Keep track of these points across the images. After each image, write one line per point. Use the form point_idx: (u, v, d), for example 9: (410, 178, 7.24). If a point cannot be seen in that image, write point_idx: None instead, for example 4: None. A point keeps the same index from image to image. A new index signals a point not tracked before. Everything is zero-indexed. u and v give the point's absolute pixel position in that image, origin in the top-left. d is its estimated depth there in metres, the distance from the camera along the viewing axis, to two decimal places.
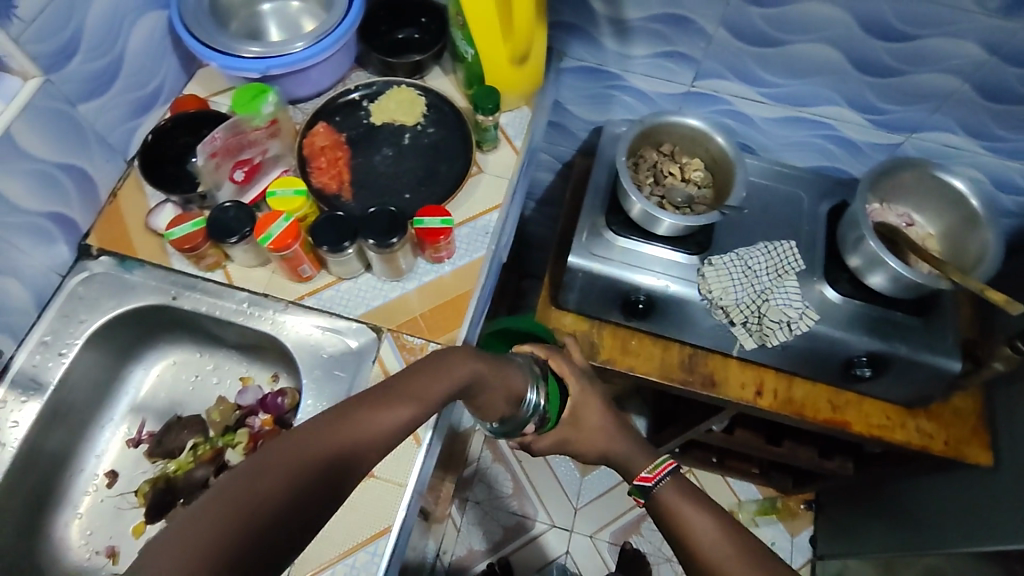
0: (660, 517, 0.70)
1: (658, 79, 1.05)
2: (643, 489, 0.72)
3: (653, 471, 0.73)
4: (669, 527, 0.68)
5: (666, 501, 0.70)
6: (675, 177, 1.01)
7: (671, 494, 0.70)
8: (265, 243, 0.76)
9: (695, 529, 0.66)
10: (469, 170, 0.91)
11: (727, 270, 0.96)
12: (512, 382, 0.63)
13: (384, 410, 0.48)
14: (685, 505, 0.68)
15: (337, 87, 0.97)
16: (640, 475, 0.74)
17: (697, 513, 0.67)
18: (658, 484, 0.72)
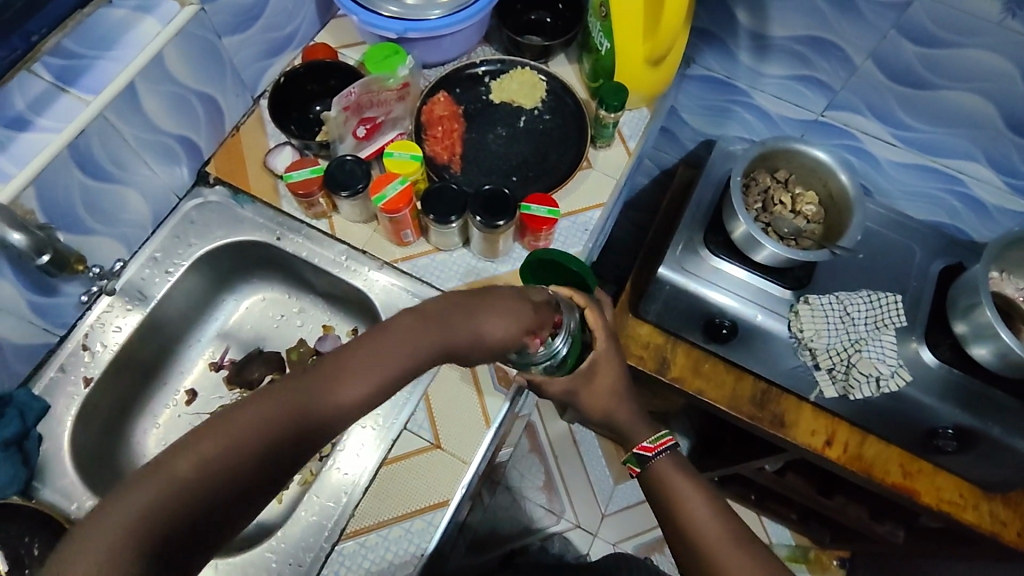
0: (653, 485, 0.72)
1: (786, 102, 1.01)
2: (640, 457, 0.73)
3: (653, 443, 0.74)
4: (661, 498, 0.70)
5: (661, 472, 0.71)
6: (785, 207, 0.98)
7: (669, 467, 0.71)
8: (378, 204, 0.77)
9: (690, 505, 0.68)
10: (579, 165, 0.90)
11: (824, 313, 0.92)
12: (484, 329, 0.48)
13: (348, 384, 0.43)
14: (681, 478, 0.70)
15: (463, 59, 0.97)
16: (641, 444, 0.74)
17: (693, 487, 0.69)
18: (657, 456, 0.73)
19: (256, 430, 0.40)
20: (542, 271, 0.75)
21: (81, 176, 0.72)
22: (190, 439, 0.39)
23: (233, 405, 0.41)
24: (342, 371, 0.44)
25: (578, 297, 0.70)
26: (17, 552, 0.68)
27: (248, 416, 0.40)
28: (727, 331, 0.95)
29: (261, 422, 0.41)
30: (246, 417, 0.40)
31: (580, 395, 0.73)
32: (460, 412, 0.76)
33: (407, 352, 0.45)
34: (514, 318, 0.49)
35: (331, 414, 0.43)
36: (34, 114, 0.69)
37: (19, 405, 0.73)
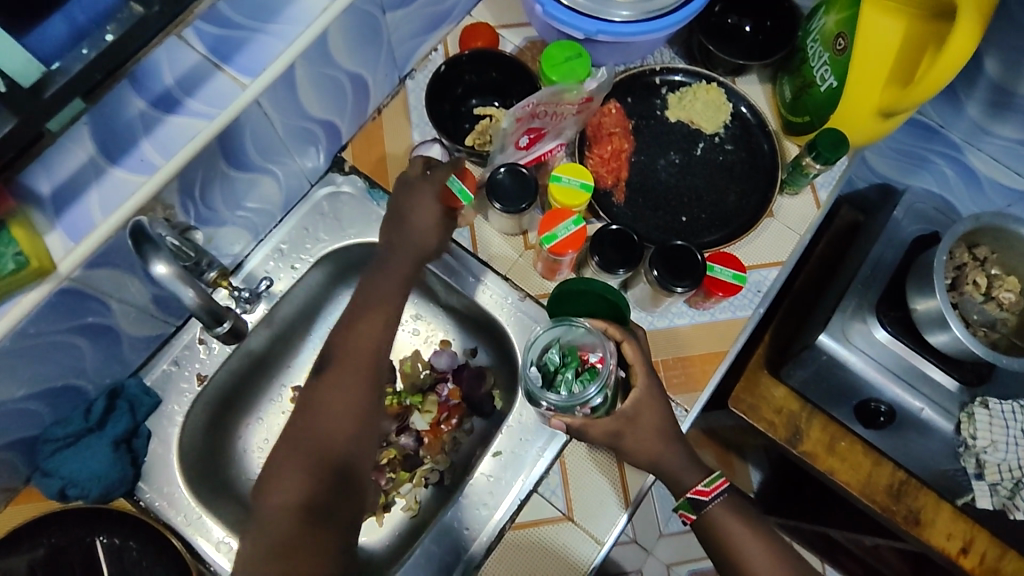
0: (709, 538, 0.65)
1: (1004, 166, 0.85)
2: (696, 503, 0.64)
3: (708, 485, 0.65)
4: (720, 552, 0.64)
5: (719, 524, 0.64)
6: (977, 288, 0.85)
7: (728, 515, 0.64)
8: (546, 244, 0.67)
9: (752, 560, 0.63)
10: (764, 214, 0.78)
11: (1004, 422, 0.81)
12: (413, 216, 0.69)
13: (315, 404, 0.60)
14: (738, 530, 0.64)
15: (640, 61, 0.84)
16: (694, 487, 0.65)
17: (754, 541, 0.63)
18: (713, 501, 0.64)
19: (343, 404, 0.60)
20: (570, 301, 0.69)
21: (223, 165, 0.63)
22: (280, 457, 0.58)
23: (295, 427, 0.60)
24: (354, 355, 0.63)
25: (612, 331, 0.66)
26: (121, 562, 0.64)
27: (324, 398, 0.60)
28: (882, 419, 0.85)
29: (351, 401, 0.60)
30: (336, 402, 0.60)
31: (651, 447, 0.65)
32: (596, 481, 0.69)
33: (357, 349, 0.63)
34: (433, 202, 0.70)
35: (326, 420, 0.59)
36: (184, 94, 0.60)
37: (131, 399, 0.69)
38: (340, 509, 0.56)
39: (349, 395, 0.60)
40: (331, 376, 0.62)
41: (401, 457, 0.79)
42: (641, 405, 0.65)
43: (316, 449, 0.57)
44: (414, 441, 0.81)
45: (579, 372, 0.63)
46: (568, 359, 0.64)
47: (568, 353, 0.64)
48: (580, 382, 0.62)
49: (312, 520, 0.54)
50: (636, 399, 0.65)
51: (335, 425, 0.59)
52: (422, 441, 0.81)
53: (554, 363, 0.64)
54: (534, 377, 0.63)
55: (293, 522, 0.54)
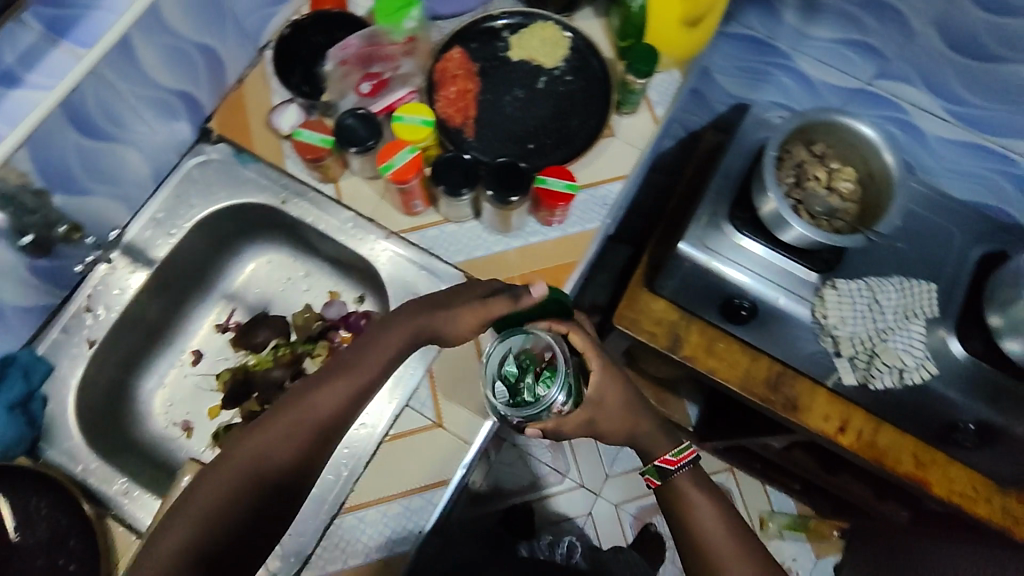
0: (670, 503, 0.69)
1: (830, 67, 0.93)
2: (661, 471, 0.70)
3: (674, 455, 0.70)
4: (677, 518, 0.68)
5: (679, 490, 0.69)
6: (819, 182, 0.91)
7: (687, 486, 0.69)
8: (386, 173, 0.73)
9: (703, 526, 0.66)
10: (602, 133, 0.84)
11: (851, 299, 0.89)
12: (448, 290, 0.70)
13: (311, 398, 0.60)
14: (694, 498, 0.68)
15: (480, 9, 0.90)
16: (663, 457, 0.70)
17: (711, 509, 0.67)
18: (679, 470, 0.69)
19: (313, 433, 0.59)
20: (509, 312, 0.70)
21: (73, 134, 0.68)
22: (258, 430, 0.58)
23: (248, 426, 0.59)
24: (327, 388, 0.61)
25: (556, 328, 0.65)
26: (24, 512, 0.69)
27: (297, 420, 0.59)
28: (746, 312, 0.93)
29: (334, 397, 0.61)
30: (317, 398, 0.61)
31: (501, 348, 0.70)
32: (463, 393, 0.76)
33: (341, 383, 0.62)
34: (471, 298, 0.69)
35: (317, 416, 0.60)
36: (24, 70, 0.64)
37: (22, 367, 0.72)
38: (276, 504, 0.57)
39: (325, 429, 0.60)
40: (331, 379, 0.62)
41: None
42: (605, 388, 0.67)
43: (262, 460, 0.57)
44: None
45: (539, 374, 0.62)
46: (525, 365, 0.62)
47: (523, 360, 0.62)
48: (542, 382, 0.61)
49: (253, 506, 0.55)
50: (599, 384, 0.67)
51: (296, 438, 0.58)
52: None
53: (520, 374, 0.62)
54: (499, 392, 0.62)
55: (231, 498, 0.55)
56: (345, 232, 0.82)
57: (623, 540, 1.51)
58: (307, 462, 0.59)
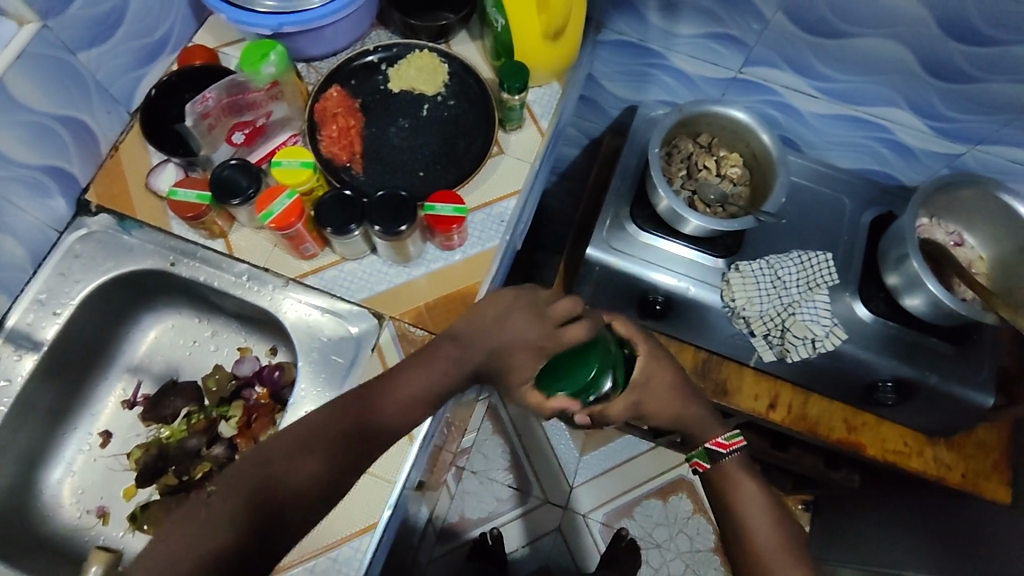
0: (718, 487, 0.69)
1: (703, 62, 0.96)
2: (713, 453, 0.70)
3: (727, 440, 0.70)
4: (723, 505, 0.68)
5: (730, 477, 0.69)
6: (710, 171, 0.94)
7: (739, 474, 0.69)
8: (266, 222, 0.73)
9: (750, 515, 0.66)
10: (489, 152, 0.85)
11: (754, 278, 0.91)
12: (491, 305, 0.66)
13: (347, 413, 0.61)
14: (745, 485, 0.68)
15: (355, 46, 0.90)
16: (714, 439, 0.70)
17: (760, 501, 0.67)
18: (729, 454, 0.70)
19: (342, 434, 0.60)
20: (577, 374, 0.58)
21: None
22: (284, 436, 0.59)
23: (268, 438, 0.59)
24: (372, 395, 0.62)
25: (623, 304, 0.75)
26: None
27: (327, 421, 0.60)
28: (660, 307, 0.95)
29: (375, 407, 0.62)
30: (352, 408, 0.61)
31: None
32: None
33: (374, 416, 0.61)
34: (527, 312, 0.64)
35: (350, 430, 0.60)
36: None
37: None
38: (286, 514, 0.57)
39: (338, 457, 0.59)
40: (378, 386, 0.63)
41: (216, 468, 0.81)
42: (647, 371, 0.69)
43: (278, 463, 0.58)
44: (226, 448, 0.82)
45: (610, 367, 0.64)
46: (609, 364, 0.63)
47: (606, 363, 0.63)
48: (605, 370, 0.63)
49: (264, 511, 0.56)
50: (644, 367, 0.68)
51: (318, 445, 0.59)
52: (236, 447, 0.82)
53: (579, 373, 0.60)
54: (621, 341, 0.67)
55: (241, 504, 0.56)
56: (245, 286, 0.80)
57: (596, 551, 1.50)
58: (327, 474, 0.59)
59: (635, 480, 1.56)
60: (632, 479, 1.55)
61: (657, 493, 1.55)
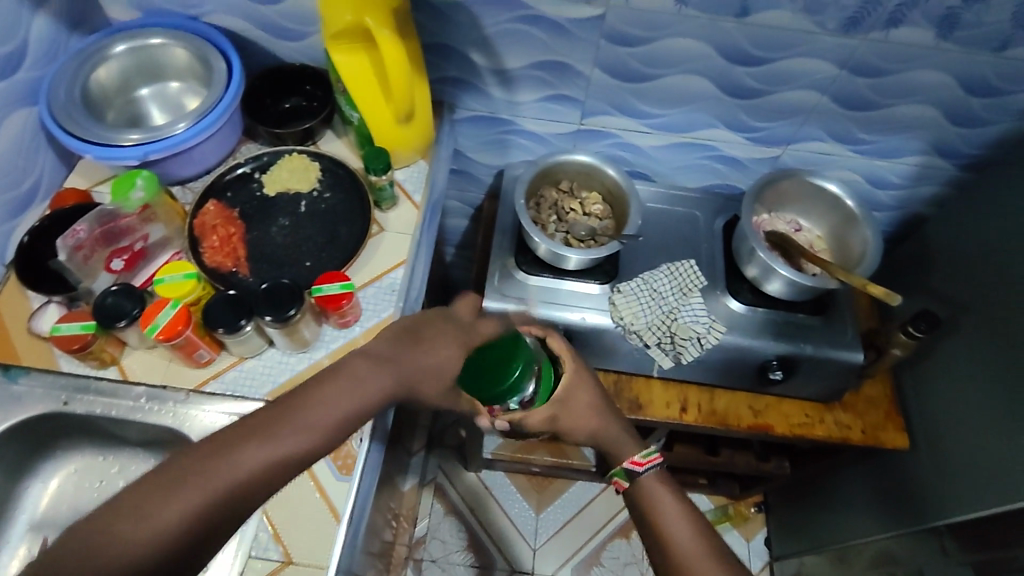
0: (639, 501, 0.75)
1: (548, 121, 1.09)
2: (631, 472, 0.76)
3: (642, 458, 0.77)
4: (644, 519, 0.73)
5: (647, 489, 0.75)
6: (577, 211, 1.04)
7: (656, 485, 0.75)
8: (152, 334, 0.75)
9: (669, 523, 0.71)
10: (370, 231, 0.91)
11: (635, 296, 0.99)
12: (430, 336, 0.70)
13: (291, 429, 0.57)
14: (660, 492, 0.74)
15: (226, 161, 0.96)
16: (630, 459, 0.78)
17: (676, 511, 0.72)
18: (647, 470, 0.76)
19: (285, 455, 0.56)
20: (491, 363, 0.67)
21: None
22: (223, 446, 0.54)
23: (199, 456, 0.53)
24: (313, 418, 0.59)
25: (538, 330, 0.83)
26: None
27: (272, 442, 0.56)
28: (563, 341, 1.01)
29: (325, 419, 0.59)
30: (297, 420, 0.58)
31: None
32: (306, 517, 0.73)
33: (274, 445, 0.56)
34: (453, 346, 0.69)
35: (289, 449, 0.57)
36: None
37: None
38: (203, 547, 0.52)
39: (249, 491, 0.54)
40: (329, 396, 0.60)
41: None
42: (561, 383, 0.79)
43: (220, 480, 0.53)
44: None
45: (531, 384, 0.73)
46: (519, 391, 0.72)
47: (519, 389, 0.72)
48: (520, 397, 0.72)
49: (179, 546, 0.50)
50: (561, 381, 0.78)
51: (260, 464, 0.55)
52: None
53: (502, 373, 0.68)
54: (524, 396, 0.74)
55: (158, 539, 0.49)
56: (145, 408, 0.79)
57: None
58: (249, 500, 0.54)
59: (595, 525, 1.56)
60: (593, 524, 1.56)
61: (619, 532, 1.56)
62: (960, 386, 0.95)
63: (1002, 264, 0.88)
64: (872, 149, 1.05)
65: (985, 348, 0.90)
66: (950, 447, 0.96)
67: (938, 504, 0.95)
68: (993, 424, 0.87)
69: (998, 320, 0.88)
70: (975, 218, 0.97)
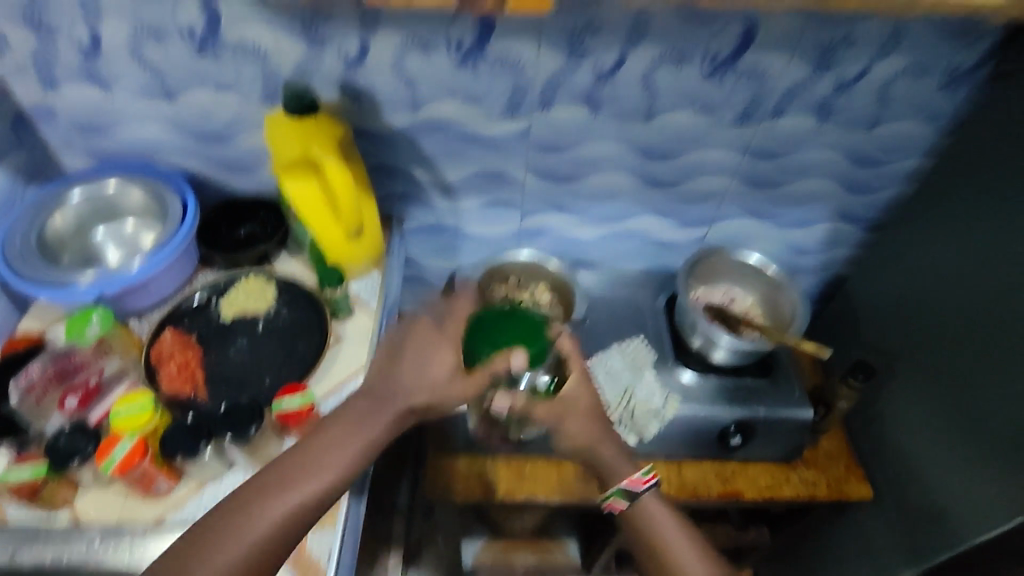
0: (638, 519, 0.80)
1: (492, 224, 1.17)
2: (630, 491, 0.80)
3: (642, 477, 0.81)
4: (645, 541, 0.78)
5: (648, 509, 0.80)
6: (528, 303, 1.08)
7: (655, 505, 0.80)
8: (108, 470, 0.74)
9: (666, 538, 0.77)
10: (327, 344, 0.93)
11: None
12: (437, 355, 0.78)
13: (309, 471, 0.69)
14: (660, 514, 0.80)
15: (182, 290, 0.98)
16: (631, 478, 0.82)
17: (680, 535, 0.78)
18: (645, 491, 0.81)
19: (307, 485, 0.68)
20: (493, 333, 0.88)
21: None
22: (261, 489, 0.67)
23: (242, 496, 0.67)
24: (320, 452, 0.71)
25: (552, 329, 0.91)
26: None
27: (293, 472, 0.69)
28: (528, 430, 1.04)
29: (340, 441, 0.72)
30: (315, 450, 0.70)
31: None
32: None
33: (302, 481, 0.68)
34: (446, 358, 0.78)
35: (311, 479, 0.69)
36: None
37: None
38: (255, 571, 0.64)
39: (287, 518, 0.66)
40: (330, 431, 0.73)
41: None
42: None
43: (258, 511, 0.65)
44: None
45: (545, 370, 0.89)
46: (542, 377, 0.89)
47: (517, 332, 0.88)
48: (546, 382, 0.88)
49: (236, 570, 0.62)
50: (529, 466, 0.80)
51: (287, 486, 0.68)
52: None
53: (506, 333, 0.88)
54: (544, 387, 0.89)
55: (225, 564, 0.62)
56: (99, 550, 0.75)
57: None
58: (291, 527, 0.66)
59: None
60: None
61: None
62: (913, 425, 0.98)
63: (928, 302, 0.96)
64: (785, 221, 1.16)
65: (929, 383, 0.95)
66: (907, 475, 1.00)
67: (909, 544, 0.98)
68: (949, 469, 0.90)
69: (942, 360, 0.92)
70: (895, 261, 1.06)
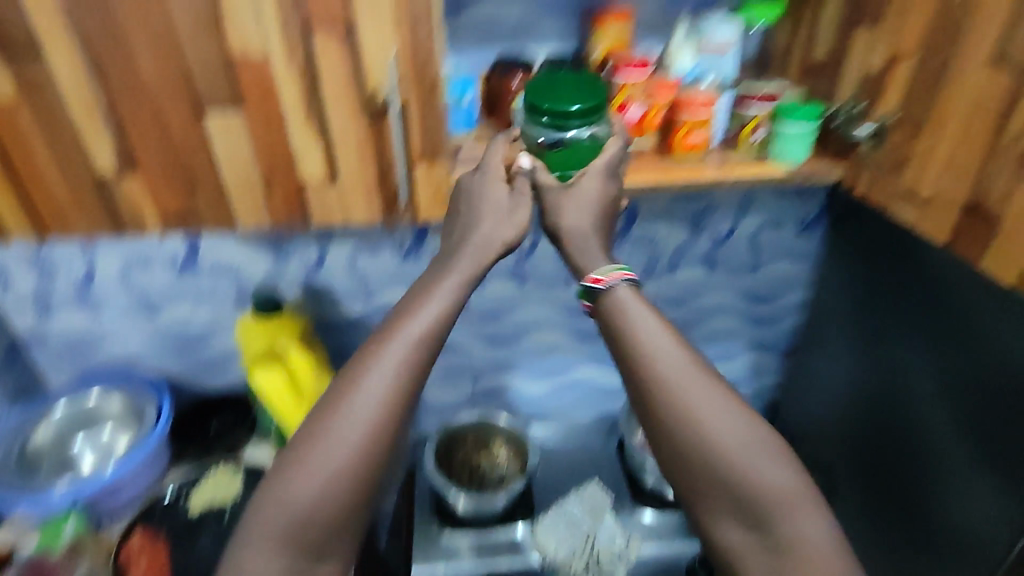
0: (609, 323, 0.67)
1: (448, 390, 1.27)
2: (591, 290, 0.68)
3: (604, 274, 0.68)
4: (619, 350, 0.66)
5: (618, 304, 0.66)
6: (486, 461, 1.15)
7: (624, 298, 0.67)
8: None
9: (683, 410, 0.62)
10: None
11: (554, 530, 1.08)
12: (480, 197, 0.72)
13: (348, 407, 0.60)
14: (641, 317, 0.66)
15: (155, 486, 1.01)
16: (590, 277, 0.69)
17: (711, 408, 0.62)
18: (612, 286, 0.67)
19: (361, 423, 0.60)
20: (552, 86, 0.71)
21: None
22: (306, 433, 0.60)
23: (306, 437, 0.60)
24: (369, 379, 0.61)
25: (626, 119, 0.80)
26: None
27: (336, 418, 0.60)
28: None
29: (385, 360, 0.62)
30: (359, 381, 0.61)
31: None
32: None
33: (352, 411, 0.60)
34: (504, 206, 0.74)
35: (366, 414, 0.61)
36: None
37: None
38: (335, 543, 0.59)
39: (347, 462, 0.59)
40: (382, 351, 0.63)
41: None
42: None
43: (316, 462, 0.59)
44: None
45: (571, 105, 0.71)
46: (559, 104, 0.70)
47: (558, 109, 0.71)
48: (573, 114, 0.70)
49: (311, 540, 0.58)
50: None
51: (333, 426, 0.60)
52: None
53: (574, 93, 0.70)
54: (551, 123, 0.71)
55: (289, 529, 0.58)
56: None
57: None
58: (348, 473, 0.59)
59: None
60: None
61: None
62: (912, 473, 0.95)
63: (911, 295, 0.91)
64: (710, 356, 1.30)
65: (935, 394, 0.89)
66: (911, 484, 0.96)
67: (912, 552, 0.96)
68: (989, 487, 0.81)
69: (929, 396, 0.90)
70: (841, 326, 1.10)
